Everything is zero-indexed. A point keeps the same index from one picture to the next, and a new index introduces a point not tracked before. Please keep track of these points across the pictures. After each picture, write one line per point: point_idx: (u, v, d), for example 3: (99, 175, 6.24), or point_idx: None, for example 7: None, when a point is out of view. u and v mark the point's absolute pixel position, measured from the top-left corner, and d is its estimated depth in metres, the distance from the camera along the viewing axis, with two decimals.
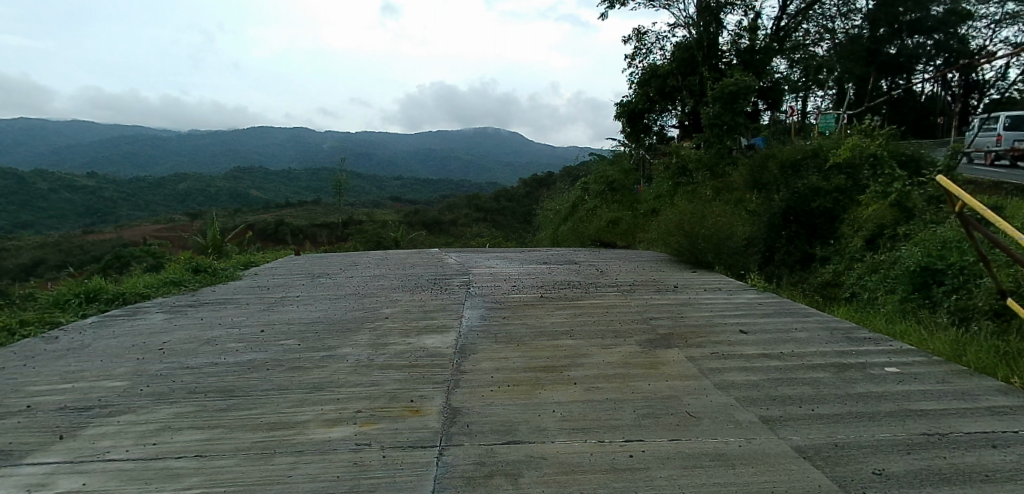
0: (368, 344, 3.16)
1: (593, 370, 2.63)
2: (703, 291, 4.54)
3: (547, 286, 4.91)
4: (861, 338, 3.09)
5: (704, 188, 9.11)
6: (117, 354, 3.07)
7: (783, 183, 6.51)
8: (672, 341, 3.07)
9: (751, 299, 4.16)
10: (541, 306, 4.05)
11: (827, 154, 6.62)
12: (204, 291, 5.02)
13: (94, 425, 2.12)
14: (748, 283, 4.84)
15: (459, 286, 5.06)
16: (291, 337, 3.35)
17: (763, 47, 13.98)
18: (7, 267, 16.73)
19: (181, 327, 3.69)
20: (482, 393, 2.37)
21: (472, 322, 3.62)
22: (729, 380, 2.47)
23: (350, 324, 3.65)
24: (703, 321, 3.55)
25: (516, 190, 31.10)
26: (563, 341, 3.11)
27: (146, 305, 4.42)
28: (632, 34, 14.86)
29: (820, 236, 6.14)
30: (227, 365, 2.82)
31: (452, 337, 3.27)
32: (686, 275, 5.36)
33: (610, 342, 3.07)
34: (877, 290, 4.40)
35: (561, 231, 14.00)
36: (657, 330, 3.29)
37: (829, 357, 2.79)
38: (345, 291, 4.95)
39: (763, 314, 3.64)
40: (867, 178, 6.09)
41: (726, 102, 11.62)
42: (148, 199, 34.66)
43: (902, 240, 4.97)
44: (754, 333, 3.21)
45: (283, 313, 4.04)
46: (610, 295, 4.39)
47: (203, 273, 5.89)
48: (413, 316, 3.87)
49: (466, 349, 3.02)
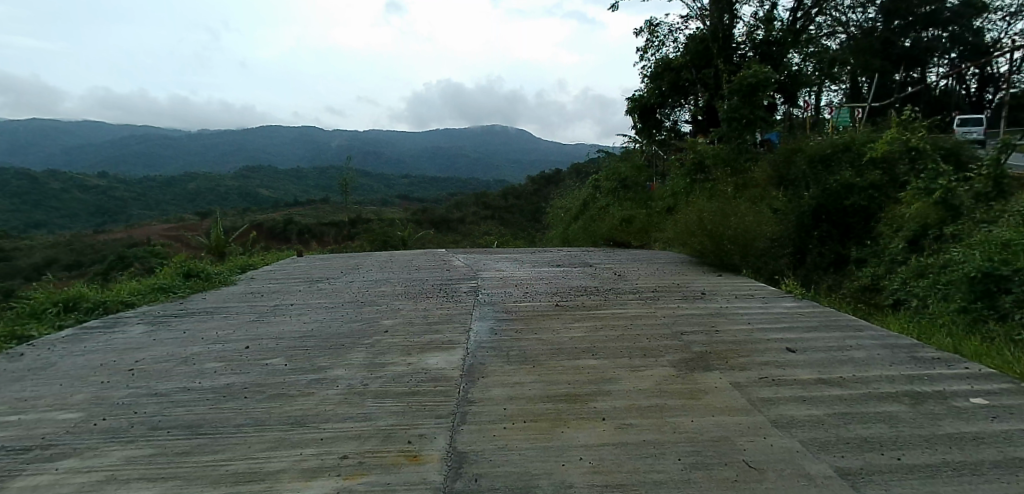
0: (363, 364, 2.79)
1: (622, 401, 2.23)
2: (734, 298, 4.12)
3: (562, 293, 4.52)
4: (928, 359, 2.66)
5: (724, 184, 8.63)
6: (78, 377, 2.71)
7: (812, 179, 6.04)
8: (711, 362, 2.66)
9: (790, 309, 3.72)
10: (557, 318, 3.65)
11: (861, 148, 6.15)
12: (193, 299, 4.69)
13: (26, 474, 1.75)
14: (782, 289, 4.39)
15: (466, 292, 4.69)
16: (277, 356, 2.98)
17: (780, 37, 13.45)
18: (18, 266, 16.69)
19: (161, 342, 3.34)
20: (494, 432, 1.98)
21: (482, 337, 3.24)
22: (788, 417, 2.07)
23: (344, 339, 3.28)
24: (741, 336, 3.12)
25: (525, 187, 30.73)
26: (584, 361, 2.72)
27: (127, 316, 4.08)
28: (644, 25, 14.36)
29: (854, 236, 5.68)
30: (200, 393, 2.46)
31: (457, 356, 2.89)
32: (712, 279, 4.94)
33: (640, 363, 2.67)
34: (928, 298, 3.97)
35: (571, 230, 13.59)
36: (691, 348, 2.88)
37: (898, 384, 2.37)
38: (343, 299, 4.58)
39: (808, 327, 3.23)
40: (904, 173, 5.64)
41: (745, 95, 11.16)
42: (159, 199, 34.71)
43: (950, 240, 4.50)
44: (802, 352, 2.80)
45: (273, 326, 3.67)
46: (631, 304, 3.99)
47: (196, 278, 5.54)
48: (416, 329, 3.49)
49: (474, 372, 2.64)
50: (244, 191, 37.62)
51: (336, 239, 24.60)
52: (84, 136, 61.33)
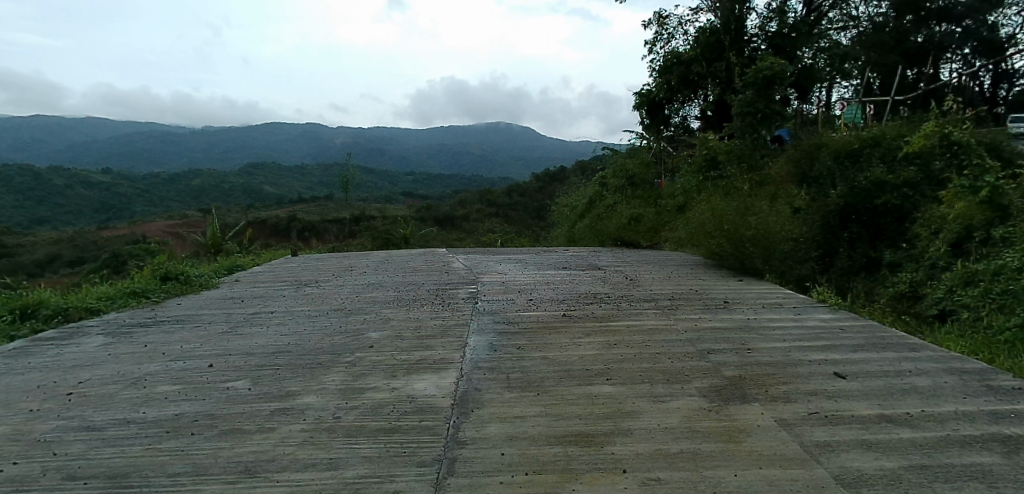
0: (339, 390, 2.38)
1: (644, 445, 1.81)
2: (762, 308, 3.69)
3: (570, 300, 4.12)
4: (1008, 390, 2.19)
5: (739, 181, 8.17)
6: (5, 403, 2.34)
7: (839, 176, 5.61)
8: (748, 391, 2.23)
9: (828, 322, 3.29)
10: (565, 331, 3.24)
11: (893, 143, 5.68)
12: (167, 306, 4.35)
13: None
14: (814, 297, 3.96)
15: (465, 299, 4.30)
16: (240, 378, 2.58)
17: (793, 28, 12.95)
18: (20, 263, 16.51)
19: (116, 359, 2.96)
20: (488, 489, 1.55)
21: (479, 355, 2.83)
22: (855, 470, 1.63)
23: (322, 357, 2.88)
24: (777, 355, 2.69)
25: (529, 184, 30.28)
26: (597, 388, 2.31)
27: (90, 327, 3.71)
28: (653, 17, 13.87)
29: (886, 238, 5.23)
30: (140, 428, 2.07)
31: (450, 379, 2.49)
32: (732, 285, 4.51)
33: (664, 391, 2.25)
34: (981, 309, 3.52)
35: (576, 228, 13.18)
36: (722, 371, 2.46)
37: (983, 425, 1.91)
38: (329, 307, 4.19)
39: (853, 346, 2.79)
40: (943, 169, 5.15)
41: (760, 88, 10.67)
42: (164, 195, 34.58)
43: (1002, 243, 4.01)
44: (854, 378, 2.36)
45: (245, 339, 3.30)
46: (647, 314, 3.57)
47: (174, 280, 5.19)
48: (405, 344, 3.09)
49: (468, 402, 2.22)
50: (247, 188, 37.41)
51: (337, 236, 24.29)
52: (90, 132, 61.35)
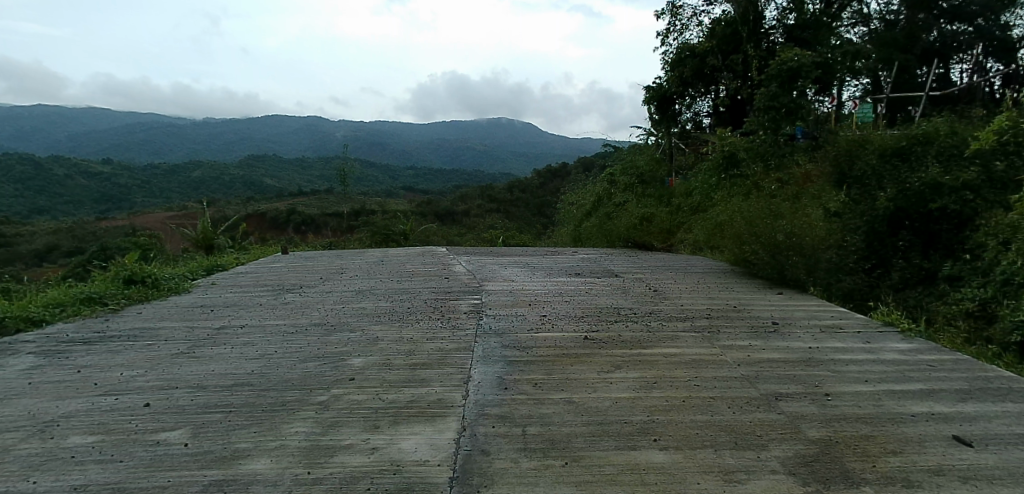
0: (304, 453, 1.78)
1: None
2: (819, 332, 3.11)
3: (589, 317, 3.55)
4: None
5: (764, 181, 7.57)
6: None
7: (886, 176, 5.00)
8: (849, 466, 1.65)
9: (908, 357, 2.69)
10: (592, 362, 2.66)
11: (946, 141, 5.06)
12: (124, 315, 3.79)
13: None
14: (877, 320, 3.36)
15: (467, 314, 3.72)
16: (180, 426, 2.00)
17: (814, 21, 12.20)
18: (18, 254, 16.08)
19: (32, 393, 2.36)
20: None
21: (486, 397, 2.24)
22: None
23: (288, 396, 2.29)
24: (867, 408, 2.09)
25: (532, 180, 29.52)
26: (644, 455, 1.73)
27: (23, 344, 3.12)
28: (666, 8, 13.22)
29: (942, 247, 4.63)
30: None
31: (450, 435, 1.90)
32: (774, 301, 3.92)
33: (738, 464, 1.66)
34: None
35: (583, 227, 12.59)
36: (806, 433, 1.87)
37: None
38: (308, 321, 3.61)
39: (957, 394, 2.21)
40: (1007, 169, 4.53)
41: (783, 81, 9.98)
42: (164, 185, 34.03)
43: None
44: (985, 447, 1.77)
45: (205, 364, 2.73)
46: (687, 340, 2.99)
47: (139, 284, 4.61)
48: (394, 377, 2.50)
49: (477, 477, 1.61)
50: (247, 180, 36.78)
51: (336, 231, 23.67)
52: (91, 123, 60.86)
